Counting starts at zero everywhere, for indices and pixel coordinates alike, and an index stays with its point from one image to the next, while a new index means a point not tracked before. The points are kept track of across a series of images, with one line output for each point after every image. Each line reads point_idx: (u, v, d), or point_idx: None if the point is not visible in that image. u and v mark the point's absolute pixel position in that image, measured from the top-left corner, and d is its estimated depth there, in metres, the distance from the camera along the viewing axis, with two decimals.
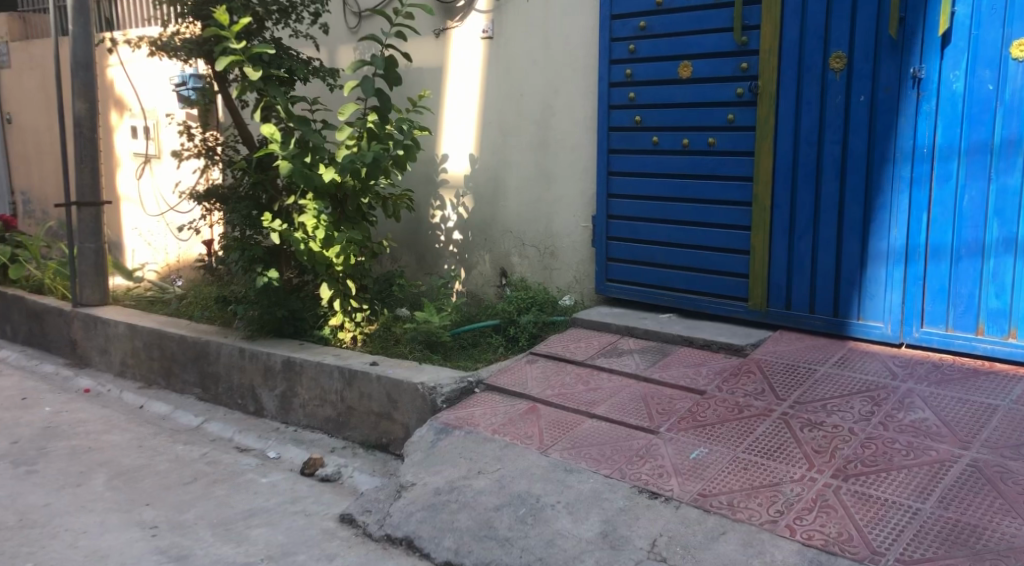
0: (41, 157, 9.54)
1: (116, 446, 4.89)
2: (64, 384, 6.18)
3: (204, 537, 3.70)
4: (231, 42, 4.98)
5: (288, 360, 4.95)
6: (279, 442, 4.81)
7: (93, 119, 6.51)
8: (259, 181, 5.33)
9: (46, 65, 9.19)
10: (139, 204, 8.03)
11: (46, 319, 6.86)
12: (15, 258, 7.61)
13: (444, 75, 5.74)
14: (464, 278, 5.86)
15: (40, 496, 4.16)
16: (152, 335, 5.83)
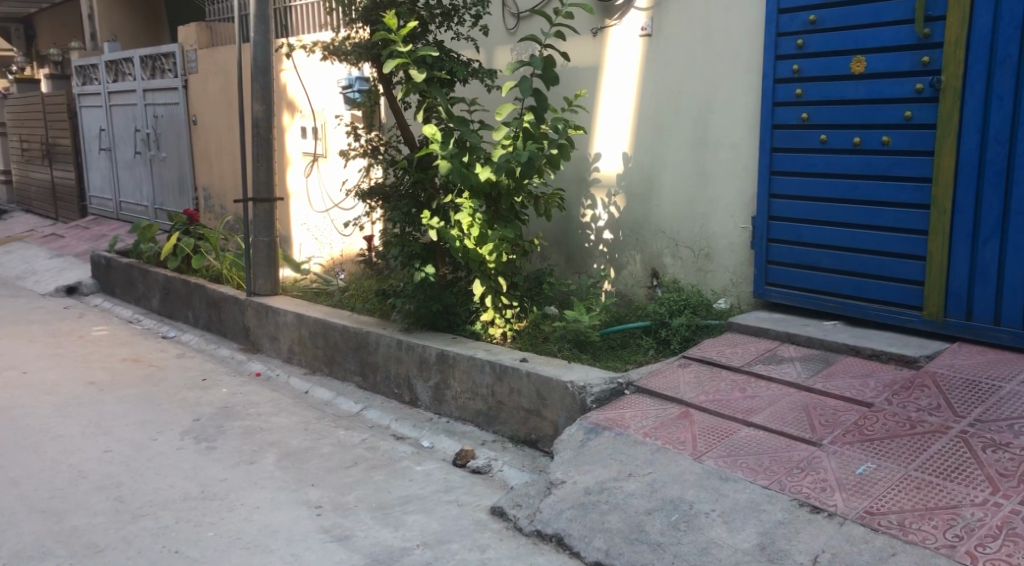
0: (222, 156, 10.28)
1: (283, 428, 5.20)
2: (238, 367, 6.63)
3: (364, 519, 3.87)
4: (398, 45, 5.17)
5: (442, 353, 5.10)
6: (432, 433, 4.96)
7: (269, 121, 6.95)
8: (418, 180, 5.51)
9: (228, 70, 9.88)
10: (307, 201, 8.50)
11: (223, 307, 7.39)
12: (197, 249, 8.27)
13: (601, 74, 5.73)
14: (614, 278, 5.82)
15: (219, 470, 4.49)
16: (317, 324, 6.16)
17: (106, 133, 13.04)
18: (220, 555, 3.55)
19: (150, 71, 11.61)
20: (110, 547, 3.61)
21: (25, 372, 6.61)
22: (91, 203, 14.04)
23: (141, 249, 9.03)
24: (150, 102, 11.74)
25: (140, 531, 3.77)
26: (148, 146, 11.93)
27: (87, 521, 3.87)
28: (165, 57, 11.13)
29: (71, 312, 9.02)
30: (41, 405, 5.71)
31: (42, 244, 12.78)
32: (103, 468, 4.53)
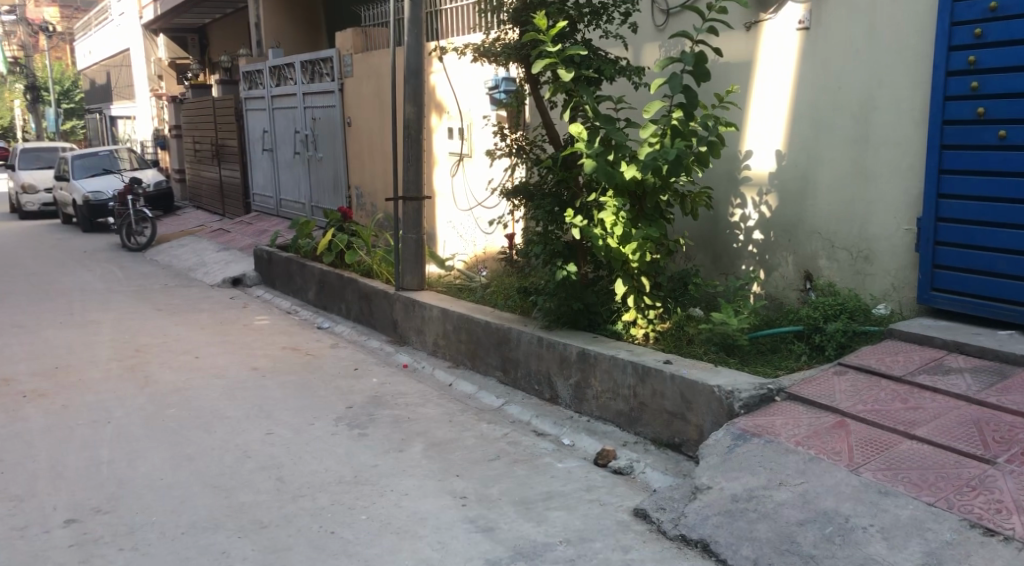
0: (374, 156, 10.69)
1: (429, 419, 5.36)
2: (386, 359, 6.89)
3: (508, 512, 3.94)
4: (547, 46, 5.21)
5: (583, 352, 5.09)
6: (573, 430, 4.97)
7: (419, 121, 7.17)
8: (563, 178, 5.52)
9: (381, 73, 10.26)
10: (453, 199, 8.70)
11: (373, 300, 7.69)
12: (350, 245, 8.66)
13: (754, 69, 5.55)
14: (764, 280, 5.64)
15: (371, 456, 4.68)
16: (461, 319, 6.30)
17: (269, 134, 13.85)
18: (372, 538, 3.70)
19: (310, 76, 12.22)
20: (273, 523, 3.84)
21: (197, 356, 7.12)
22: (254, 200, 14.94)
23: (299, 244, 9.54)
24: (308, 105, 12.37)
25: (299, 510, 3.98)
26: (306, 146, 12.58)
27: (252, 498, 4.13)
28: (323, 61, 11.69)
29: (236, 302, 9.64)
30: (210, 388, 6.14)
31: (211, 238, 13.72)
32: (265, 449, 4.82)
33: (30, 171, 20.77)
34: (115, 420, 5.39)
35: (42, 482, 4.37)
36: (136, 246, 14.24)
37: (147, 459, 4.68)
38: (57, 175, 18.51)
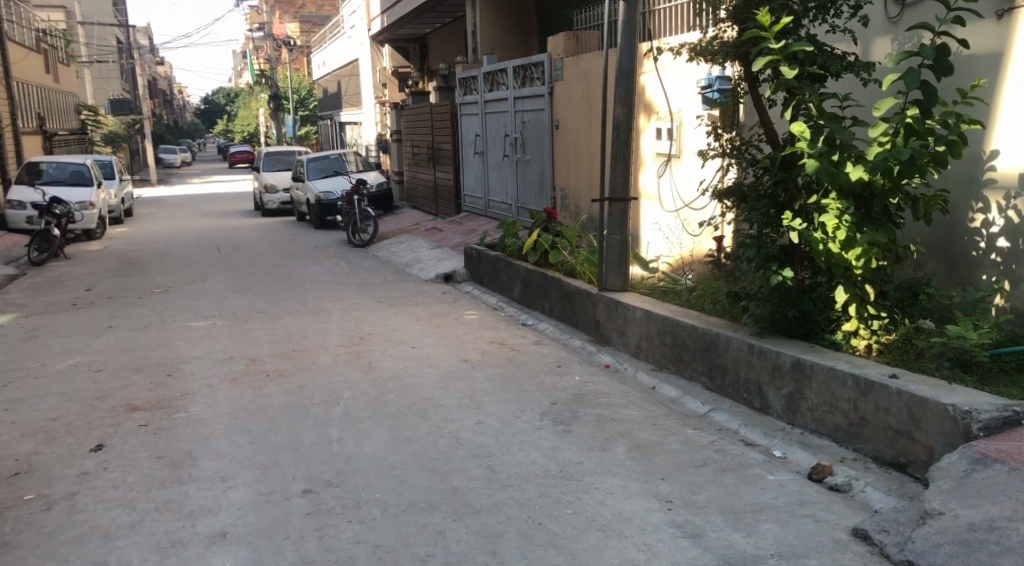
0: (580, 157, 10.79)
1: (633, 420, 5.36)
2: (589, 358, 6.95)
3: (716, 520, 3.86)
4: (769, 42, 5.03)
5: (797, 361, 4.88)
6: (785, 442, 4.77)
7: (630, 123, 7.16)
8: (781, 179, 5.29)
9: (590, 75, 10.32)
10: (660, 201, 8.62)
11: (577, 299, 7.77)
12: (555, 245, 8.83)
13: (1006, 61, 5.06)
14: (1008, 292, 5.13)
15: (575, 453, 4.76)
16: (666, 322, 6.23)
17: (481, 137, 14.37)
18: (579, 532, 3.76)
19: (521, 80, 12.55)
20: (484, 510, 4.00)
21: (413, 346, 7.55)
22: (465, 201, 15.57)
23: (506, 243, 9.84)
24: (519, 108, 12.70)
25: (509, 499, 4.12)
26: (515, 149, 12.93)
27: (464, 483, 4.33)
28: (535, 66, 11.96)
29: (447, 297, 10.12)
30: (425, 376, 6.50)
31: (425, 236, 14.46)
32: (476, 438, 5.03)
33: (271, 173, 22.87)
34: (342, 402, 5.85)
35: (282, 454, 4.82)
36: (359, 242, 15.29)
37: (370, 439, 5.04)
38: (293, 176, 20.25)
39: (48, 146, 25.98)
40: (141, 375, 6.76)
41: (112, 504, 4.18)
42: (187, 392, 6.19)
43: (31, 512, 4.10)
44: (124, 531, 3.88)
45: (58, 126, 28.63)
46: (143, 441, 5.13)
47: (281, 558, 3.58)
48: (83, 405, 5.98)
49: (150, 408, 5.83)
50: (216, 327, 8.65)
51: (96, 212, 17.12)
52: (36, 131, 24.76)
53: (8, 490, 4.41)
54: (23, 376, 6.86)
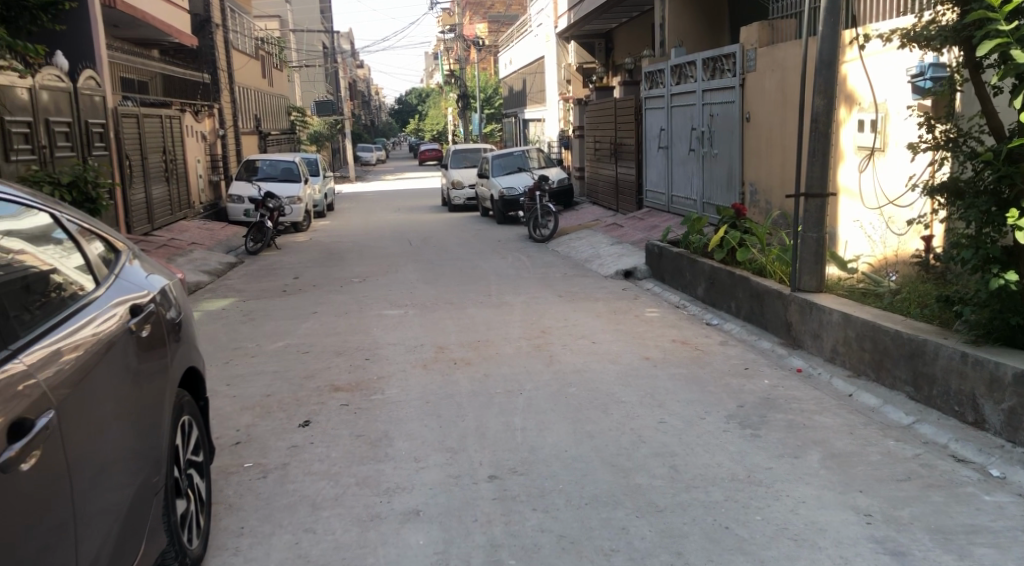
0: (772, 151, 10.40)
1: (827, 428, 5.10)
2: (779, 361, 6.67)
3: (923, 540, 3.60)
4: (999, 24, 4.61)
5: (1021, 374, 4.45)
6: (1004, 462, 4.37)
7: (830, 115, 6.81)
8: (1005, 175, 4.81)
9: (786, 66, 9.92)
10: (860, 198, 8.15)
11: (766, 300, 7.48)
12: (743, 242, 8.55)
13: None
14: None
15: (765, 458, 4.59)
16: (866, 326, 5.88)
17: (667, 132, 14.16)
18: (769, 540, 3.64)
19: (711, 72, 12.22)
20: (668, 509, 3.95)
21: (595, 341, 7.57)
22: (648, 196, 15.39)
23: (691, 239, 9.64)
24: (708, 101, 12.38)
25: (694, 500, 4.05)
26: (703, 143, 12.63)
27: (648, 481, 4.29)
28: (726, 57, 11.62)
29: (629, 293, 10.05)
30: (607, 372, 6.50)
31: (607, 232, 14.44)
32: (660, 436, 4.98)
33: (458, 170, 23.66)
34: (526, 393, 5.96)
35: (470, 439, 4.99)
36: (540, 237, 15.49)
37: (554, 431, 5.11)
38: (479, 172, 20.82)
39: (263, 145, 28.29)
40: (342, 358, 7.23)
41: (318, 477, 4.49)
42: (383, 377, 6.54)
43: (250, 478, 4.49)
44: (329, 502, 4.17)
45: (271, 128, 31.10)
46: (345, 419, 5.48)
47: (470, 539, 3.71)
48: (292, 383, 6.48)
49: (351, 390, 6.21)
50: (408, 315, 9.08)
51: (302, 207, 18.44)
52: (253, 132, 27.02)
53: (230, 457, 4.85)
54: (241, 355, 7.52)
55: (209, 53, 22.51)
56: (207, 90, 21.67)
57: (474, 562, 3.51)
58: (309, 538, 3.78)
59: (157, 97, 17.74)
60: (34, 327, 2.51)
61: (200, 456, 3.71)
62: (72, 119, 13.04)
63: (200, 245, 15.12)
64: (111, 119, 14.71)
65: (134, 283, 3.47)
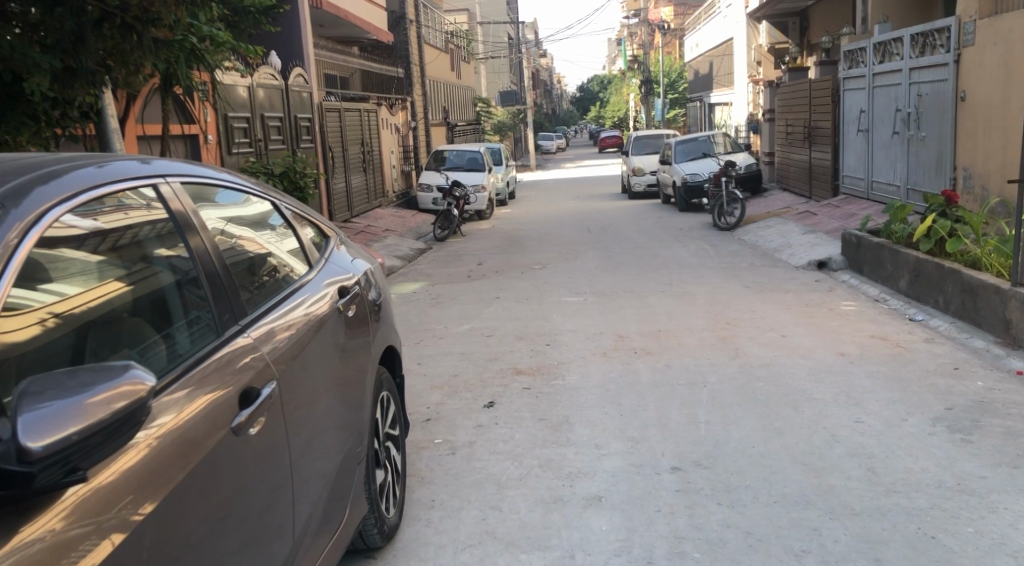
0: (991, 132, 9.54)
1: None
2: (994, 362, 6.13)
3: None
4: None
5: None
6: None
7: None
8: None
9: (1011, 38, 9.04)
10: None
11: (981, 295, 6.87)
12: (955, 232, 7.89)
13: None
14: None
15: (978, 466, 4.24)
16: None
17: (868, 114, 13.31)
18: (982, 554, 3.36)
19: (920, 48, 11.34)
20: (866, 513, 3.75)
21: (784, 335, 7.27)
22: (844, 182, 14.55)
23: (893, 229, 9.01)
24: (915, 80, 11.53)
25: (895, 506, 3.81)
26: (909, 125, 11.78)
27: (842, 483, 4.08)
28: (938, 31, 10.74)
29: (821, 285, 9.57)
30: (798, 367, 6.23)
31: (797, 220, 13.79)
32: (856, 437, 4.71)
33: (640, 157, 23.40)
34: (710, 385, 5.83)
35: (652, 429, 4.95)
36: (725, 225, 15.05)
37: (741, 426, 4.96)
38: (661, 159, 20.50)
39: (450, 135, 29.29)
40: (524, 342, 7.38)
41: (503, 456, 4.63)
42: (564, 363, 6.62)
43: (440, 454, 4.70)
44: (514, 481, 4.28)
45: (459, 119, 32.13)
46: (528, 402, 5.61)
47: (653, 529, 3.68)
48: (477, 364, 6.70)
49: (533, 373, 6.33)
50: (589, 303, 9.12)
51: (486, 195, 18.93)
52: (442, 123, 28.05)
53: (421, 433, 5.09)
54: (430, 337, 7.86)
55: (404, 47, 23.60)
56: (400, 84, 22.74)
57: (657, 552, 3.49)
58: (496, 516, 3.90)
59: (356, 92, 18.82)
60: (257, 306, 2.75)
61: (397, 430, 3.92)
62: (284, 114, 14.11)
63: (392, 232, 15.91)
64: (316, 113, 15.78)
65: (341, 266, 3.72)
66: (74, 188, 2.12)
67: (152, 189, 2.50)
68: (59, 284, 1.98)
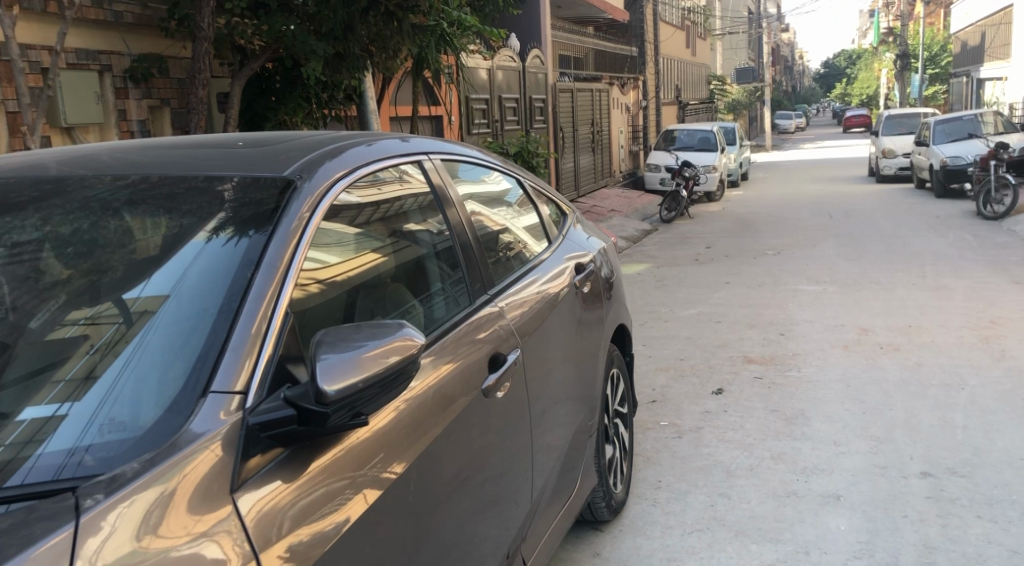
0: None
1: None
2: None
3: None
4: None
5: None
6: None
7: None
8: None
9: None
10: None
11: None
12: None
13: None
14: None
15: None
16: None
17: None
18: None
19: None
20: None
21: None
22: None
23: None
24: None
25: None
26: None
27: None
28: None
29: None
30: None
31: None
32: None
33: (890, 137, 21.65)
34: (968, 388, 5.33)
35: (897, 430, 4.61)
36: (991, 214, 13.60)
37: (1004, 435, 4.50)
38: (916, 140, 18.85)
39: (682, 116, 28.73)
40: (756, 330, 7.14)
41: (732, 445, 4.52)
42: (800, 353, 6.33)
43: (666, 436, 4.67)
44: (744, 471, 4.18)
45: (690, 98, 31.40)
46: (760, 392, 5.43)
47: (899, 535, 3.45)
48: (706, 350, 6.59)
49: (765, 363, 6.12)
50: (827, 293, 8.62)
51: (717, 176, 18.38)
52: (673, 103, 27.58)
53: (648, 414, 5.09)
54: (656, 319, 7.80)
55: (639, 26, 23.43)
56: (634, 64, 22.64)
57: (904, 559, 3.27)
58: (725, 503, 3.83)
59: (590, 72, 18.97)
60: (504, 277, 2.89)
61: (626, 408, 3.96)
62: (520, 96, 14.53)
63: (620, 213, 15.92)
64: (551, 94, 16.11)
65: (578, 243, 3.79)
66: (355, 163, 2.34)
67: (416, 165, 2.69)
68: (327, 253, 2.08)
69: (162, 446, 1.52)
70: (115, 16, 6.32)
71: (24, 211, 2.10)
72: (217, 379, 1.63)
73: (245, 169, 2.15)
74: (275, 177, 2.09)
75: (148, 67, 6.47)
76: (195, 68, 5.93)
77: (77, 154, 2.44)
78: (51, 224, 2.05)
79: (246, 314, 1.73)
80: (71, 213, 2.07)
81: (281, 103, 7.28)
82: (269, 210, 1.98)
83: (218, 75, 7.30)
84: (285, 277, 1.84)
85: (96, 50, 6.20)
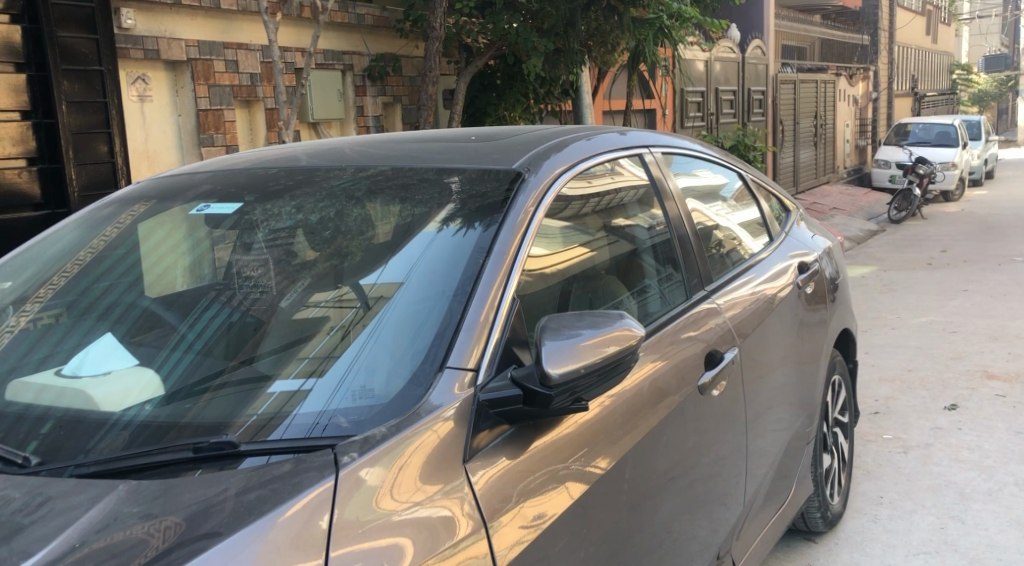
0: None
1: None
2: None
3: None
4: None
5: None
6: None
7: None
8: None
9: None
10: None
11: None
12: None
13: None
14: None
15: None
16: None
17: None
18: None
19: None
20: None
21: None
22: None
23: None
24: None
25: None
26: None
27: None
28: None
29: None
30: None
31: None
32: None
33: None
34: None
35: None
36: None
37: None
38: None
39: (918, 108, 26.58)
40: (998, 344, 6.49)
41: (968, 466, 4.16)
42: None
43: (889, 451, 4.38)
44: (982, 495, 3.83)
45: (928, 88, 28.96)
46: (1002, 411, 4.94)
47: None
48: (938, 362, 6.08)
49: (1009, 380, 5.56)
50: None
51: (958, 173, 16.82)
52: (909, 94, 25.56)
53: (869, 426, 4.79)
54: (881, 326, 7.30)
55: (873, 12, 21.92)
56: (865, 54, 21.22)
57: None
58: (957, 527, 3.54)
59: (815, 62, 18.02)
60: (721, 274, 2.84)
61: (847, 416, 3.75)
62: (739, 88, 14.09)
63: (843, 211, 15.01)
64: (772, 86, 15.48)
65: (801, 241, 3.63)
66: (578, 157, 2.39)
67: (634, 160, 2.71)
68: (549, 242, 2.15)
69: (406, 413, 1.65)
70: (358, 18, 6.81)
71: (281, 199, 2.31)
72: (453, 355, 1.74)
73: (475, 163, 2.26)
74: (503, 171, 2.19)
75: (383, 65, 6.94)
76: (427, 66, 6.28)
77: (324, 148, 2.66)
78: (304, 211, 2.24)
79: (478, 298, 1.84)
80: (321, 200, 2.25)
81: (502, 99, 7.54)
82: (497, 202, 2.07)
83: (445, 73, 7.68)
84: (513, 266, 1.93)
85: (340, 50, 6.71)
